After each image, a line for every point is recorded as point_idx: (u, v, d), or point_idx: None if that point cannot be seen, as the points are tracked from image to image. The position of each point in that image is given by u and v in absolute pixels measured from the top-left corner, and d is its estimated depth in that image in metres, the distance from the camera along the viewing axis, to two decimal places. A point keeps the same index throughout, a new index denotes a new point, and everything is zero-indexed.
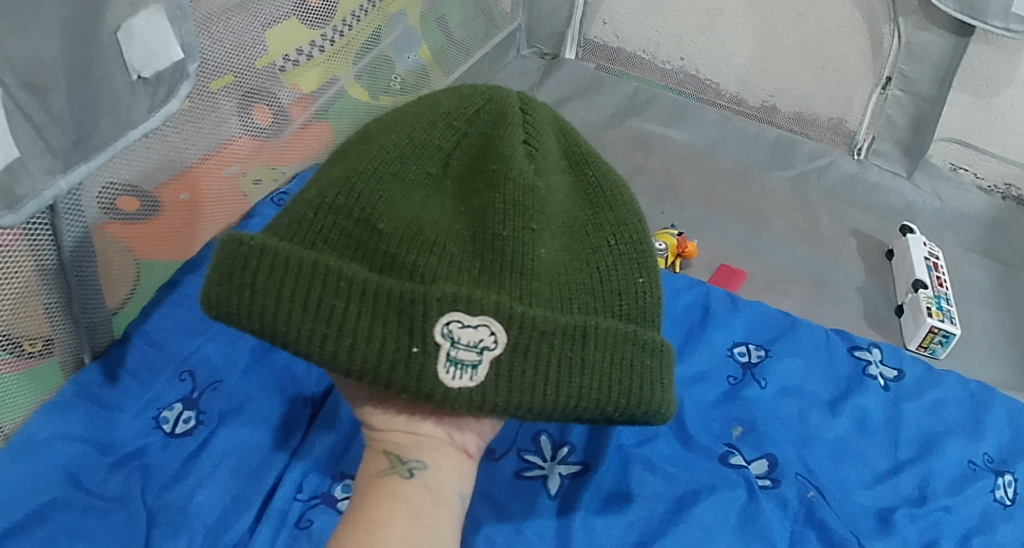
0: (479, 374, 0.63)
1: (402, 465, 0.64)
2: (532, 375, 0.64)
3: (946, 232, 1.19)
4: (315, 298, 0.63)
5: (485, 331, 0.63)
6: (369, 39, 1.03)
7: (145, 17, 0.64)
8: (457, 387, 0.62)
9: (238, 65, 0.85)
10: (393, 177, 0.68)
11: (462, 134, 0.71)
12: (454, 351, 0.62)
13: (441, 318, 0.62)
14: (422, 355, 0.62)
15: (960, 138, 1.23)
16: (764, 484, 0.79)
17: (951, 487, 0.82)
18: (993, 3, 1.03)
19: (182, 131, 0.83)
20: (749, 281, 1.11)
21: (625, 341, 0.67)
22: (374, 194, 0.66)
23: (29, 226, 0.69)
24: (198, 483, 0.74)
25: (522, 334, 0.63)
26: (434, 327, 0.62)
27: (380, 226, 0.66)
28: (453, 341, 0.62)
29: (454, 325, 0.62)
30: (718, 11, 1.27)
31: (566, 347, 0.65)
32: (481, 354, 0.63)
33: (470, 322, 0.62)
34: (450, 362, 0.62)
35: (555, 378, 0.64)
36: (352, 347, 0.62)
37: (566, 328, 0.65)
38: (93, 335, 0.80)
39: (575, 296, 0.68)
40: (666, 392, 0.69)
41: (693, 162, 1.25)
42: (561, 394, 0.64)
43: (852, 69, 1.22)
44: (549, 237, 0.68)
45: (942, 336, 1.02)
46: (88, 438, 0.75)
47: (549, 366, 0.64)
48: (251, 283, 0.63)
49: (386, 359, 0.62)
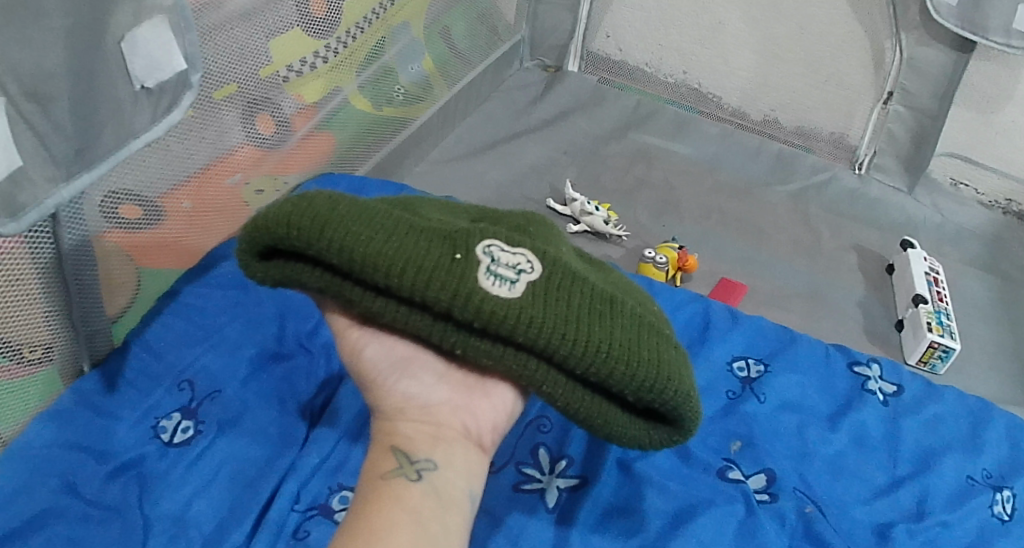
0: (517, 288, 0.64)
1: (410, 467, 0.63)
2: (566, 304, 0.64)
3: (946, 247, 1.19)
4: (367, 214, 0.65)
5: (524, 259, 0.65)
6: (373, 50, 1.04)
7: (149, 27, 0.64)
8: (495, 293, 0.63)
9: (242, 74, 0.85)
10: (427, 204, 0.74)
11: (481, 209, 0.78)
12: (494, 266, 0.64)
13: (484, 241, 0.65)
14: (465, 262, 0.63)
15: (960, 153, 1.22)
16: (761, 498, 0.78)
17: (949, 502, 0.82)
18: (994, 18, 1.03)
19: (184, 140, 0.83)
20: (749, 294, 1.11)
21: (649, 325, 0.68)
22: (414, 205, 0.72)
23: (30, 233, 0.70)
24: (195, 492, 0.74)
25: (556, 271, 0.66)
26: (477, 245, 0.65)
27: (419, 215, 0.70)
28: (493, 259, 0.64)
29: (495, 248, 0.65)
30: (720, 25, 1.28)
31: (597, 298, 0.66)
32: (518, 274, 0.64)
33: (509, 249, 0.66)
34: (490, 273, 0.64)
35: (587, 316, 0.65)
36: (397, 252, 0.63)
37: (596, 287, 0.67)
38: (93, 343, 0.81)
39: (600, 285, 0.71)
40: (692, 378, 0.68)
41: (694, 175, 1.26)
42: (592, 332, 0.64)
43: (854, 84, 1.22)
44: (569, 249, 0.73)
45: (942, 351, 1.02)
46: (86, 446, 0.75)
47: (581, 306, 0.65)
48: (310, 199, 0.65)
49: (429, 262, 0.63)
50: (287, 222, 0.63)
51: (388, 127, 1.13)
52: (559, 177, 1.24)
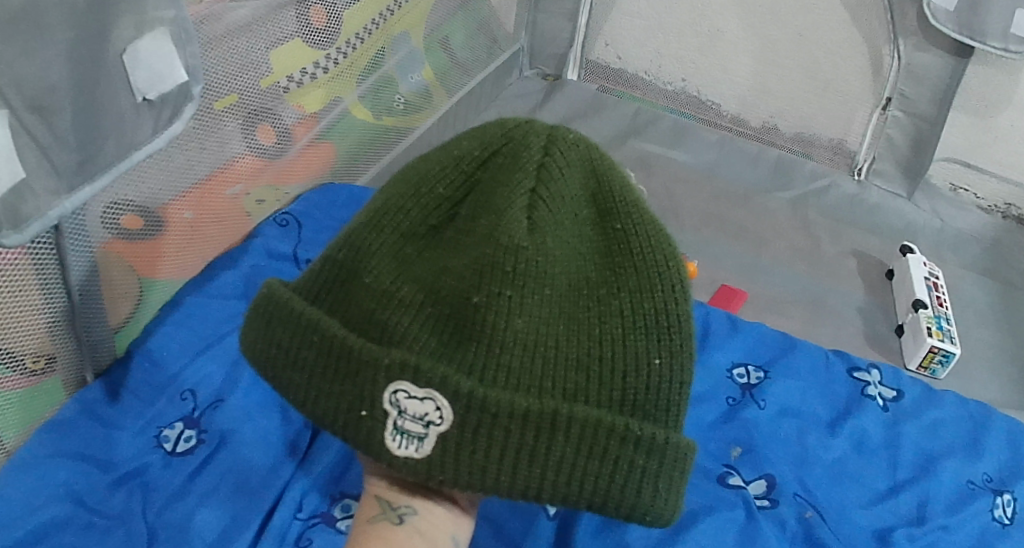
0: (423, 447, 0.58)
1: (392, 512, 0.62)
2: (485, 454, 0.58)
3: (946, 252, 1.19)
4: (292, 349, 0.61)
5: (432, 404, 0.57)
6: (373, 60, 1.04)
7: (150, 40, 0.64)
8: (402, 457, 0.58)
9: (243, 85, 0.86)
10: (388, 233, 0.63)
11: (474, 180, 0.64)
12: (398, 422, 0.58)
13: (389, 386, 0.58)
14: (370, 421, 0.58)
15: (960, 158, 1.23)
16: (762, 504, 0.79)
17: (950, 506, 0.82)
18: (992, 24, 1.04)
19: (186, 150, 0.84)
20: (750, 301, 1.11)
21: (604, 433, 0.58)
22: (369, 252, 0.62)
23: (34, 246, 0.70)
24: (198, 501, 0.74)
25: (471, 414, 0.57)
26: (384, 392, 0.58)
27: (363, 284, 0.62)
28: (399, 409, 0.58)
29: (399, 395, 0.58)
30: (719, 33, 1.28)
31: (525, 434, 0.58)
32: (427, 427, 0.58)
33: (416, 393, 0.57)
34: (397, 431, 0.58)
35: (511, 463, 0.58)
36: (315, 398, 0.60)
37: (531, 414, 0.58)
38: (96, 353, 0.81)
39: (558, 370, 0.60)
40: (657, 494, 0.60)
41: (694, 182, 1.26)
42: (510, 481, 0.58)
43: (853, 90, 1.23)
44: (534, 307, 0.60)
45: (942, 356, 1.02)
46: (90, 455, 0.75)
47: (504, 451, 0.58)
48: (256, 327, 0.63)
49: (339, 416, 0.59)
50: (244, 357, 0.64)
51: (389, 137, 1.13)
52: None
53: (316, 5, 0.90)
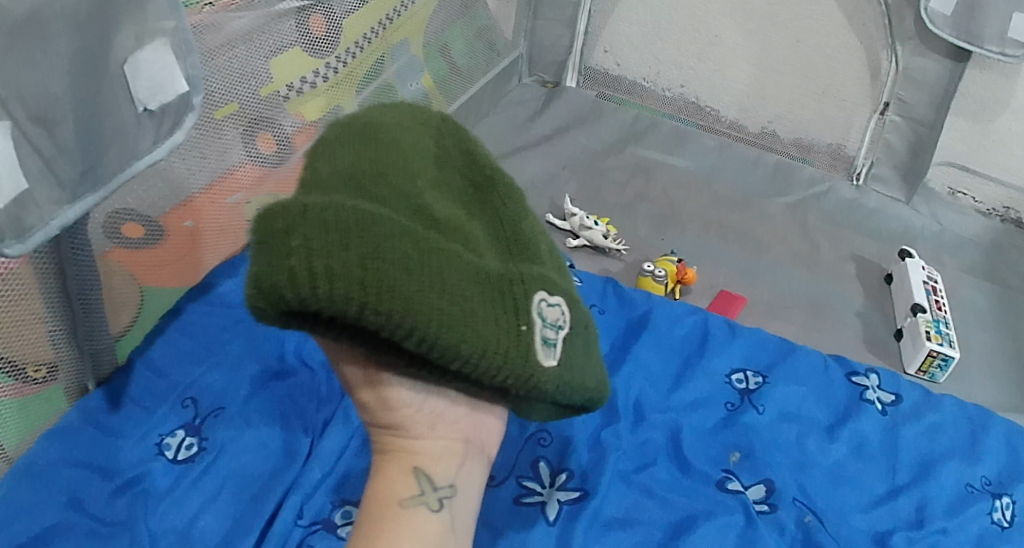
0: (559, 351, 0.64)
1: (433, 495, 0.65)
2: (572, 351, 0.66)
3: (944, 256, 1.19)
4: (415, 262, 0.56)
5: (559, 310, 0.65)
6: (373, 68, 1.05)
7: (151, 50, 0.65)
8: (550, 366, 0.62)
9: (243, 93, 0.86)
10: (409, 170, 0.65)
11: (441, 149, 0.71)
12: (547, 330, 0.63)
13: (537, 295, 0.63)
14: (530, 331, 0.61)
15: (958, 162, 1.23)
16: (761, 509, 0.79)
17: (948, 510, 0.82)
18: (989, 28, 1.04)
19: (186, 159, 0.84)
20: (749, 306, 1.12)
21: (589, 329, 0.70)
22: (401, 186, 0.63)
23: (36, 255, 0.71)
24: (199, 508, 0.75)
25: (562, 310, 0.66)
26: (531, 301, 0.62)
27: (426, 214, 0.63)
28: (546, 318, 0.63)
29: (545, 303, 0.63)
30: (717, 39, 1.29)
31: (583, 331, 0.69)
32: (558, 332, 0.64)
33: (552, 301, 0.64)
34: (545, 341, 0.62)
35: (582, 359, 0.67)
36: (457, 316, 0.57)
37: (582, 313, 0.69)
38: (98, 362, 0.82)
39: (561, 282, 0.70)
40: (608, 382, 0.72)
41: (693, 188, 1.27)
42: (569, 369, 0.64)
43: (850, 96, 1.23)
44: (535, 235, 0.71)
45: (941, 360, 1.02)
46: (93, 463, 0.76)
47: (578, 348, 0.67)
48: (349, 242, 0.54)
49: (488, 330, 0.58)
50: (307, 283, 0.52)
51: None
52: (559, 192, 1.25)
53: (316, 15, 0.91)
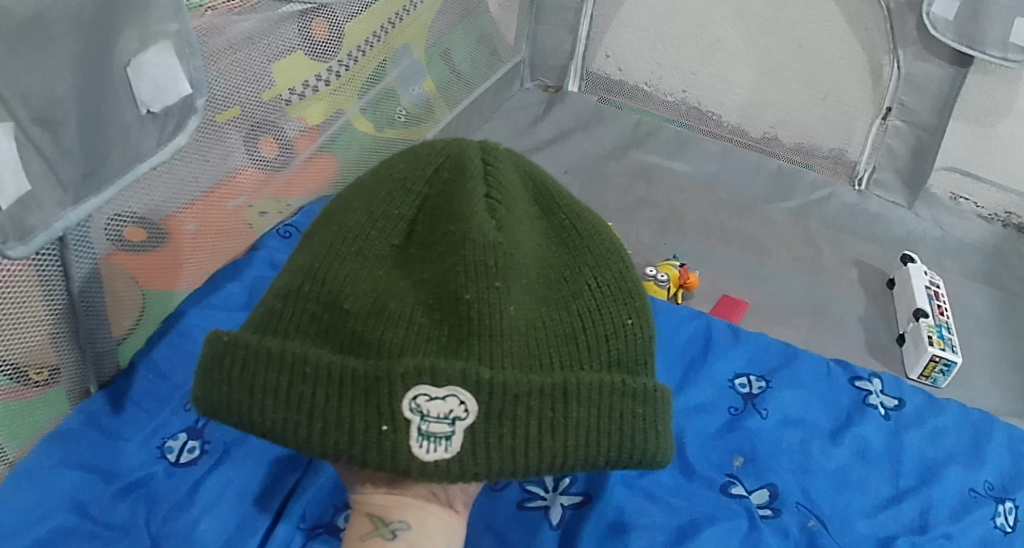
0: (454, 445, 0.60)
1: (385, 527, 0.62)
2: (513, 436, 0.61)
3: (946, 261, 1.19)
4: (291, 387, 0.61)
5: (455, 400, 0.60)
6: (375, 72, 1.05)
7: (155, 52, 0.65)
8: (432, 462, 0.60)
9: (245, 97, 0.86)
10: (351, 255, 0.65)
11: (423, 197, 0.68)
12: (424, 426, 0.60)
13: (407, 393, 0.60)
14: (393, 433, 0.60)
15: (960, 167, 1.23)
16: (764, 513, 0.79)
17: (951, 515, 0.82)
18: (991, 33, 1.04)
19: (189, 163, 0.84)
20: (751, 311, 1.11)
21: (611, 391, 0.64)
22: (337, 276, 0.64)
23: (39, 257, 0.71)
24: (201, 511, 0.74)
25: (494, 400, 0.61)
26: (402, 401, 0.60)
27: (345, 306, 0.63)
28: (422, 414, 0.60)
29: (421, 399, 0.60)
30: (720, 43, 1.29)
31: (545, 406, 0.62)
32: (453, 425, 0.60)
33: (437, 395, 0.60)
34: (422, 436, 0.60)
35: (536, 441, 0.62)
36: (335, 423, 0.60)
37: (542, 389, 0.62)
38: (100, 365, 0.81)
39: (555, 347, 0.64)
40: (663, 438, 0.66)
41: (694, 193, 1.27)
42: (545, 455, 0.62)
43: (852, 101, 1.24)
44: (519, 295, 0.64)
45: (943, 365, 1.02)
46: (95, 467, 0.76)
47: (528, 429, 0.61)
48: (228, 377, 0.62)
49: (358, 429, 0.60)
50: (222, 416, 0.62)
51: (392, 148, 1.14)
52: None
53: (319, 18, 0.91)
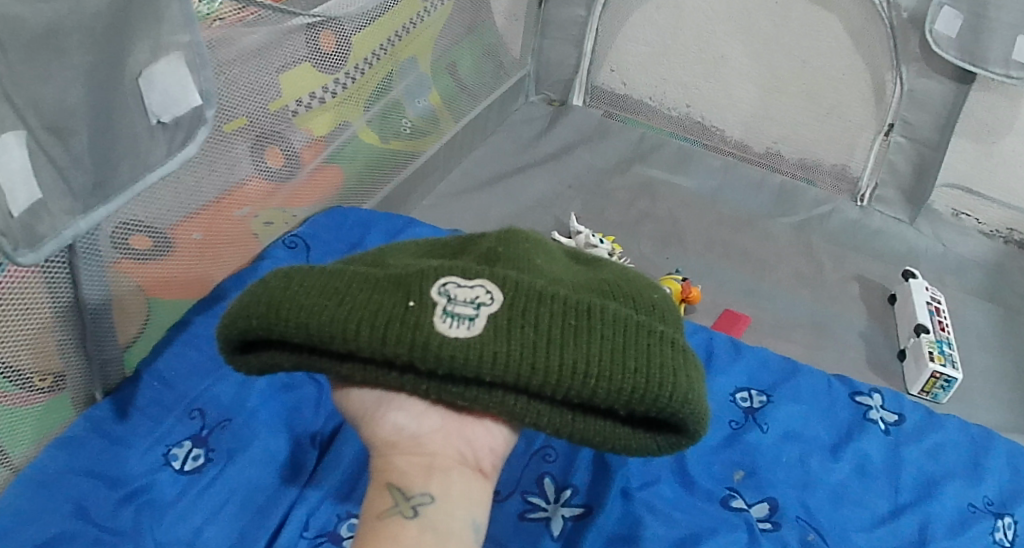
0: (476, 325, 0.61)
1: (406, 503, 0.61)
2: (535, 331, 0.62)
3: (948, 277, 1.20)
4: (327, 283, 0.64)
5: (482, 290, 0.63)
6: (380, 85, 1.06)
7: (166, 63, 0.66)
8: (454, 336, 0.60)
9: (251, 108, 0.87)
10: (395, 251, 0.72)
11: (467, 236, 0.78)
12: (450, 306, 0.62)
13: (438, 280, 0.63)
14: (418, 309, 0.61)
15: (961, 184, 1.24)
16: (764, 527, 0.79)
17: (950, 529, 0.82)
18: (993, 50, 1.05)
19: (196, 172, 0.85)
20: (753, 325, 1.12)
21: (636, 323, 0.64)
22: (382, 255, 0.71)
23: (46, 264, 0.72)
24: (205, 519, 0.75)
25: (519, 296, 0.63)
26: (431, 287, 0.63)
27: (387, 261, 0.69)
28: (449, 298, 0.62)
29: (450, 286, 0.63)
30: (724, 59, 1.30)
31: (570, 315, 0.63)
32: (477, 310, 0.62)
33: (466, 283, 0.63)
34: (446, 314, 0.61)
35: (559, 341, 0.62)
36: (361, 307, 0.62)
37: (567, 299, 0.64)
38: (105, 372, 0.82)
39: (581, 289, 0.67)
40: (693, 383, 0.63)
41: (697, 208, 1.27)
42: (566, 353, 0.61)
43: (855, 117, 1.25)
44: (543, 258, 0.70)
45: (944, 381, 1.02)
46: (99, 473, 0.76)
47: (551, 330, 0.62)
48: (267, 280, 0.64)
49: (382, 311, 0.61)
50: (247, 315, 0.62)
51: (398, 160, 1.15)
52: (565, 210, 1.26)
53: (326, 31, 0.92)
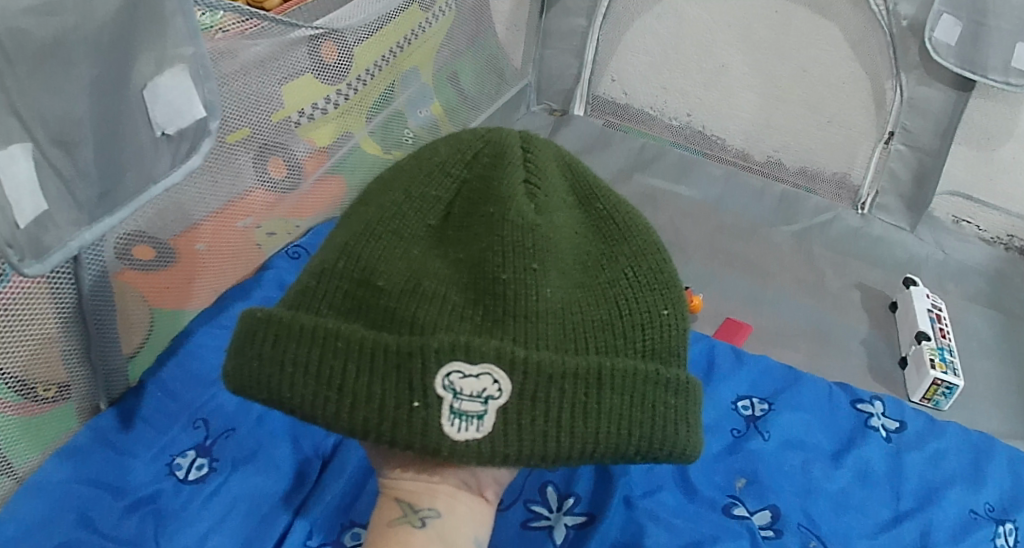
0: (485, 425, 0.62)
1: (415, 514, 0.64)
2: (545, 419, 0.63)
3: (949, 283, 1.20)
4: (325, 361, 0.63)
5: (489, 379, 0.62)
6: (382, 95, 1.07)
7: (170, 76, 0.67)
8: (463, 440, 0.62)
9: (255, 119, 0.88)
10: (389, 234, 0.69)
11: (462, 181, 0.72)
12: (457, 403, 0.62)
13: (441, 369, 0.62)
14: (424, 409, 0.62)
15: (962, 192, 1.24)
16: (766, 534, 0.79)
17: (951, 536, 0.82)
18: (993, 57, 1.06)
19: (200, 182, 0.86)
20: (754, 334, 1.12)
21: (644, 382, 0.67)
22: (373, 254, 0.67)
23: (53, 275, 0.72)
24: (210, 527, 0.75)
25: (527, 380, 0.63)
26: (436, 378, 0.62)
27: (380, 283, 0.66)
28: (456, 392, 0.62)
29: (454, 376, 0.62)
30: (724, 68, 1.31)
31: (578, 390, 0.64)
32: (484, 404, 0.62)
33: (471, 371, 0.62)
34: (454, 414, 0.62)
35: (568, 423, 0.64)
36: (367, 396, 0.63)
37: (575, 370, 0.65)
38: (110, 383, 0.82)
39: (589, 334, 0.67)
40: (692, 432, 0.68)
41: (698, 216, 1.28)
42: (575, 439, 0.64)
43: (855, 125, 1.25)
44: (554, 276, 0.67)
45: (945, 388, 1.03)
46: (104, 483, 0.76)
47: (561, 410, 0.64)
48: (259, 352, 0.64)
49: (389, 405, 0.62)
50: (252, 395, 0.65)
51: None
52: None
53: (329, 42, 0.93)
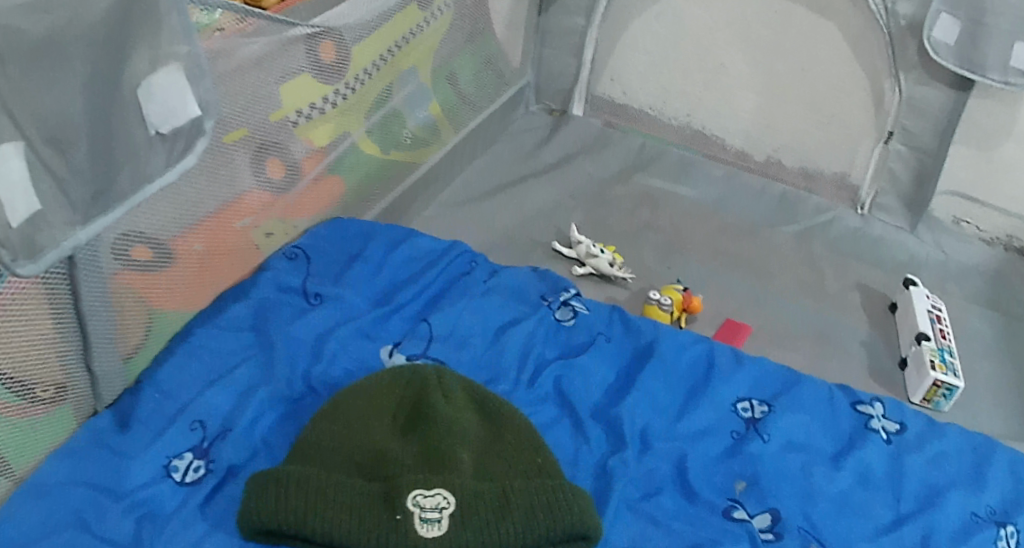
0: (444, 526, 0.71)
1: None
2: (484, 522, 0.72)
3: (949, 284, 1.20)
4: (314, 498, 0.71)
5: (443, 496, 0.72)
6: (381, 95, 1.06)
7: (165, 75, 0.65)
8: (430, 537, 0.70)
9: (253, 119, 0.88)
10: (363, 400, 0.81)
11: (411, 376, 0.83)
12: (424, 515, 0.71)
13: (410, 489, 0.72)
14: (403, 517, 0.71)
15: (961, 191, 1.24)
16: (766, 537, 0.79)
17: (953, 538, 0.82)
18: (991, 57, 1.05)
19: (198, 183, 0.85)
20: (755, 334, 1.12)
21: (550, 500, 0.74)
22: (336, 444, 0.77)
23: (48, 274, 0.72)
24: (206, 531, 0.74)
25: (465, 497, 0.73)
26: (404, 495, 0.72)
27: (356, 453, 0.76)
28: (420, 507, 0.71)
29: (420, 495, 0.72)
30: (723, 67, 1.31)
31: (499, 503, 0.73)
32: (441, 512, 0.72)
33: (431, 493, 0.72)
34: (424, 521, 0.71)
35: (501, 513, 0.72)
36: (352, 521, 0.70)
37: (500, 494, 0.74)
38: (107, 384, 0.82)
39: (513, 475, 0.76)
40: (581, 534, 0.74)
41: (697, 217, 1.28)
42: (502, 538, 0.71)
43: (854, 125, 1.25)
44: (485, 461, 0.77)
45: (945, 389, 1.02)
46: (99, 485, 0.75)
47: (495, 507, 0.73)
48: (254, 508, 0.71)
49: (370, 518, 0.71)
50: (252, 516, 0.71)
51: (397, 170, 1.15)
52: (566, 221, 1.26)
53: (326, 41, 0.92)
